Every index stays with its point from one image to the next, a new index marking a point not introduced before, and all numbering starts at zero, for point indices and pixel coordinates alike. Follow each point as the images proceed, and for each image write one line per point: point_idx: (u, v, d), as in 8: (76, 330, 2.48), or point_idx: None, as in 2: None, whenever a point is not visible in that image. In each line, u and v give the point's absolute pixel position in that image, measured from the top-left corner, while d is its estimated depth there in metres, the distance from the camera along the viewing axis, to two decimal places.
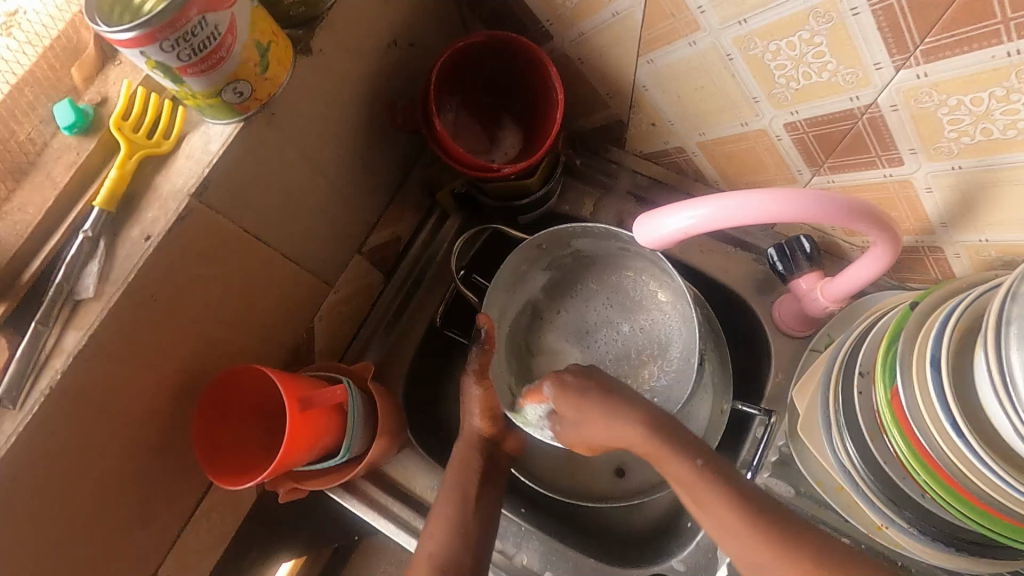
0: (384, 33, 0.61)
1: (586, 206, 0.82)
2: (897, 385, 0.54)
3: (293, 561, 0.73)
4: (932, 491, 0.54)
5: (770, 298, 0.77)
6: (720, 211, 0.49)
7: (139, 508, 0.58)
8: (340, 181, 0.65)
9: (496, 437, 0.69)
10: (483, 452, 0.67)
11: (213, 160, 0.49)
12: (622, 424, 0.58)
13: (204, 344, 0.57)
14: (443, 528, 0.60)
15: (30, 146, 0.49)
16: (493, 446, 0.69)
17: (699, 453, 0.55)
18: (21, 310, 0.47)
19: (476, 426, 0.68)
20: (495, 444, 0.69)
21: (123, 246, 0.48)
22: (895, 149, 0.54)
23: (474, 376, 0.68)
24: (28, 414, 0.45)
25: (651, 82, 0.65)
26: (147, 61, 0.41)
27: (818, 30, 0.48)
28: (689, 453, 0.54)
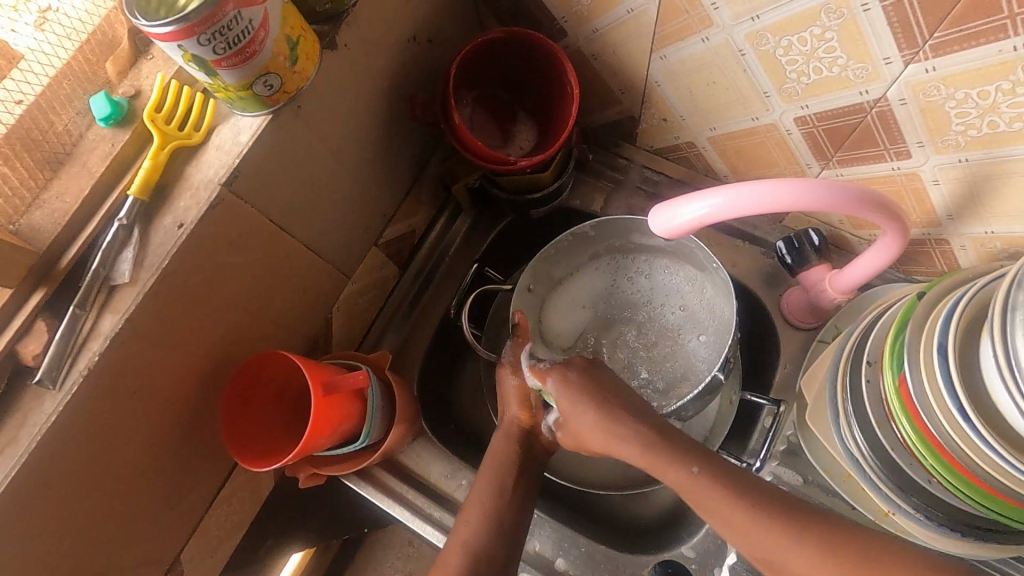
0: (404, 29, 0.63)
1: (597, 201, 0.84)
2: (905, 373, 0.55)
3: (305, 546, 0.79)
4: (939, 476, 0.55)
5: (778, 291, 0.79)
6: (736, 199, 0.50)
7: (166, 490, 0.59)
8: (360, 175, 0.67)
9: (535, 428, 0.68)
10: (524, 443, 0.66)
11: (242, 151, 0.51)
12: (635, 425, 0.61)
13: (230, 331, 0.59)
14: (478, 518, 0.59)
15: (67, 137, 0.50)
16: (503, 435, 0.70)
17: (695, 461, 0.55)
18: (57, 294, 0.49)
19: (516, 416, 0.68)
20: (534, 436, 0.68)
21: (157, 233, 0.50)
22: (903, 142, 0.55)
23: (510, 369, 0.68)
24: (68, 395, 0.47)
25: (663, 78, 0.67)
26: (184, 55, 0.43)
27: (829, 26, 0.50)
28: (684, 462, 0.55)
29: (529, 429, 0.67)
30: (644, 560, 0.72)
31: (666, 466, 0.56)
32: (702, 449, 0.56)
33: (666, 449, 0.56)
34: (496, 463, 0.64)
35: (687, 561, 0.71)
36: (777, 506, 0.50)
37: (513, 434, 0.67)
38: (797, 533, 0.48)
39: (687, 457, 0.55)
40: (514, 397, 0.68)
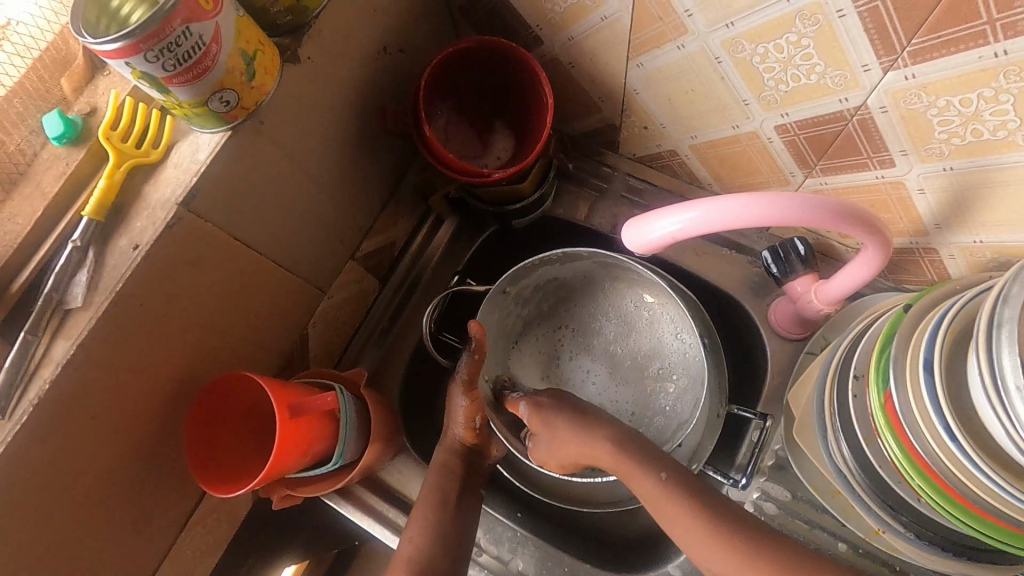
0: (373, 39, 0.62)
1: (580, 210, 0.82)
2: (891, 389, 0.54)
3: (296, 566, 0.76)
4: (927, 496, 0.54)
5: (766, 301, 0.77)
6: (711, 214, 0.49)
7: (132, 515, 0.58)
8: (331, 188, 0.66)
9: (479, 446, 0.69)
10: (465, 460, 0.67)
11: (200, 169, 0.49)
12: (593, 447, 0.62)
13: (196, 351, 0.57)
14: (420, 532, 0.60)
15: (20, 157, 0.49)
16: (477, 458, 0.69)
17: (663, 468, 0.58)
18: (10, 320, 0.48)
19: (459, 434, 0.68)
20: (477, 453, 0.69)
21: (112, 255, 0.48)
22: (886, 150, 0.54)
23: (462, 387, 0.68)
24: (18, 424, 0.45)
25: (641, 85, 0.65)
26: (133, 72, 0.42)
27: (805, 32, 0.48)
28: (654, 469, 0.58)
29: (472, 446, 0.68)
30: None
31: (636, 472, 0.59)
32: (656, 456, 0.60)
33: (638, 453, 0.60)
34: (440, 478, 0.65)
35: None
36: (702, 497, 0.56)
37: (454, 450, 0.68)
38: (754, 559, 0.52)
39: (655, 463, 0.59)
40: (461, 413, 0.68)
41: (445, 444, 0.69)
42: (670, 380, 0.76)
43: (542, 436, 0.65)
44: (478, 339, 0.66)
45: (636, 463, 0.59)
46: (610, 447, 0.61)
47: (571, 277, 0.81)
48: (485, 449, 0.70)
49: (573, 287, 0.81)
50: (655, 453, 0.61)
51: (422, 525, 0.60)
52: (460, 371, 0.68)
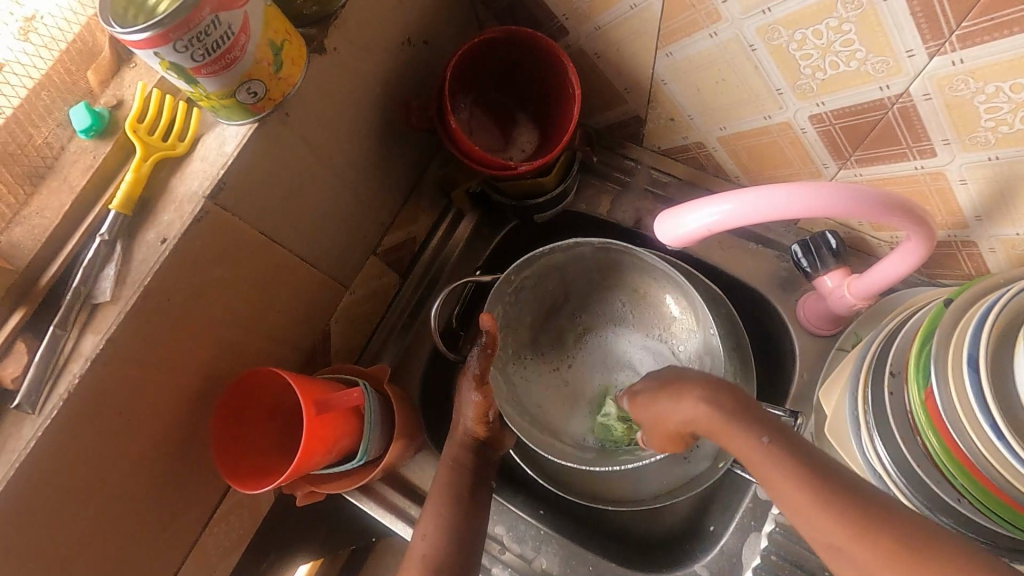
0: (397, 30, 0.61)
1: (602, 204, 0.81)
2: (932, 386, 0.52)
3: (311, 564, 0.77)
4: (970, 496, 0.52)
5: (794, 297, 0.75)
6: (748, 206, 0.47)
7: (158, 511, 0.58)
8: (355, 182, 0.65)
9: (491, 439, 0.68)
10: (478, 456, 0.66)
11: (227, 162, 0.49)
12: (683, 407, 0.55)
13: (222, 347, 0.57)
14: (433, 528, 0.59)
15: (48, 150, 0.49)
16: (487, 449, 0.68)
17: (767, 430, 0.47)
18: (39, 314, 0.47)
19: (470, 428, 0.67)
20: (488, 446, 0.68)
21: (140, 249, 0.48)
22: (927, 140, 0.52)
23: (472, 381, 0.66)
24: (47, 419, 0.45)
25: (670, 75, 0.64)
26: (162, 62, 0.41)
27: (846, 17, 0.46)
28: (754, 431, 0.48)
29: (482, 439, 0.67)
30: None
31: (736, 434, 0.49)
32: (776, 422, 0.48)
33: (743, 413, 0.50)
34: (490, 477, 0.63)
35: None
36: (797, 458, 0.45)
37: (468, 446, 0.67)
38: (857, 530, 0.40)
39: (761, 427, 0.48)
40: (473, 408, 0.66)
41: (455, 437, 0.68)
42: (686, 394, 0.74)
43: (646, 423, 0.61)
44: (490, 333, 0.64)
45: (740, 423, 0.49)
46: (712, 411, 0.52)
47: (572, 267, 0.78)
48: (497, 441, 0.69)
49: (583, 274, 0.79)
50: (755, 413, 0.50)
51: (434, 522, 0.59)
52: (470, 365, 0.67)
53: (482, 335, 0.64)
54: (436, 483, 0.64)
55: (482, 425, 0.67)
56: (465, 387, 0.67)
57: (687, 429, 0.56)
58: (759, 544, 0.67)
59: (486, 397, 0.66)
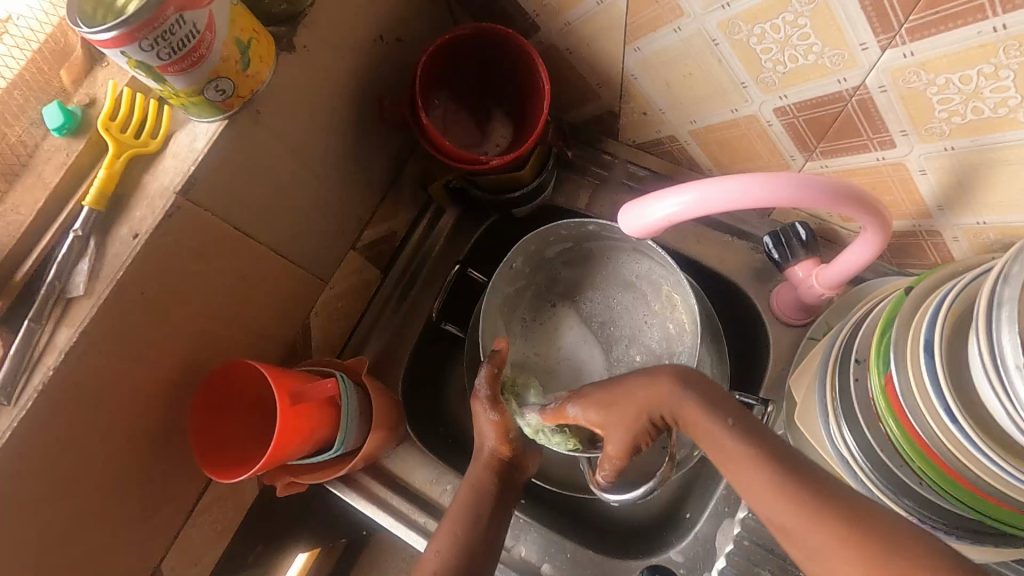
0: (370, 27, 0.62)
1: (581, 198, 0.83)
2: (892, 372, 0.53)
3: (309, 552, 0.76)
4: (929, 480, 0.53)
5: (769, 287, 0.77)
6: (709, 196, 0.48)
7: (138, 502, 0.59)
8: (332, 177, 0.66)
9: (514, 459, 0.67)
10: (500, 476, 0.65)
11: (198, 158, 0.50)
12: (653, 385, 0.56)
13: (201, 339, 0.58)
14: None
15: (22, 148, 0.50)
16: (514, 471, 0.66)
17: (731, 413, 0.51)
18: (14, 309, 0.48)
19: (493, 448, 0.66)
20: (514, 467, 0.66)
21: (113, 244, 0.49)
22: (886, 132, 0.53)
23: (486, 402, 0.66)
24: (22, 410, 0.46)
25: (639, 70, 0.65)
26: (129, 61, 0.42)
27: (801, 12, 0.48)
28: (721, 415, 0.52)
29: (507, 459, 0.66)
30: (631, 564, 0.71)
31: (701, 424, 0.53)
32: (732, 402, 0.53)
33: (708, 394, 0.53)
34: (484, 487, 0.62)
35: (675, 565, 0.70)
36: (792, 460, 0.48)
37: (493, 466, 0.65)
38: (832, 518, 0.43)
39: (723, 411, 0.52)
40: (490, 429, 0.66)
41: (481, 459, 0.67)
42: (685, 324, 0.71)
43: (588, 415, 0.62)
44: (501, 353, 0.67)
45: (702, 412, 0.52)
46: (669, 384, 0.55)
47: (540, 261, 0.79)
48: (521, 463, 0.67)
49: (562, 273, 0.80)
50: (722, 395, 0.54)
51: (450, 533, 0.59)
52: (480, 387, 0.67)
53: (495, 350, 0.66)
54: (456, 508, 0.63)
55: (501, 447, 0.66)
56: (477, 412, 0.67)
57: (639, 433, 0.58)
58: (733, 530, 0.69)
59: (501, 417, 0.66)
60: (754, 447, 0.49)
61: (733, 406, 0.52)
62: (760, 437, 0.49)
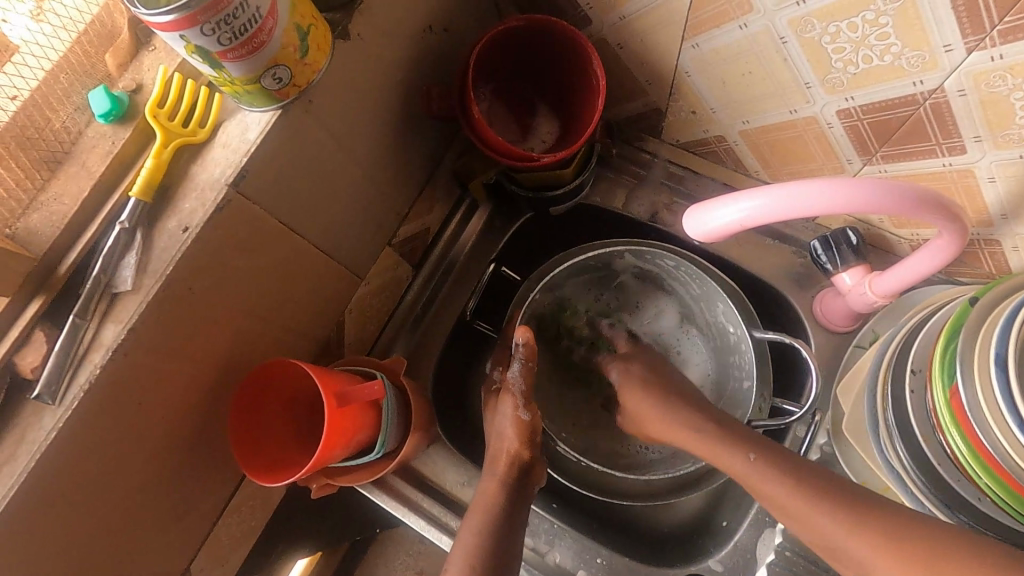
0: (419, 17, 0.59)
1: (617, 197, 0.81)
2: (957, 384, 0.52)
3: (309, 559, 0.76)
4: (993, 495, 0.52)
5: (811, 293, 0.75)
6: (785, 201, 0.46)
7: (175, 502, 0.57)
8: (375, 172, 0.64)
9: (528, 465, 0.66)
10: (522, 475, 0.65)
11: (250, 149, 0.48)
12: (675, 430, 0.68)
13: (242, 336, 0.56)
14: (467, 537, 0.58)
15: (65, 135, 0.48)
16: (525, 479, 0.65)
17: (751, 448, 0.61)
18: (57, 303, 0.46)
19: (507, 447, 0.66)
20: (526, 473, 0.66)
21: (161, 237, 0.47)
22: (958, 136, 0.51)
23: (514, 400, 0.69)
24: (68, 410, 0.44)
25: (694, 68, 0.63)
26: (187, 46, 0.40)
27: (884, 10, 0.46)
28: (741, 450, 0.61)
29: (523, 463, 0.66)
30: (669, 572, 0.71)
31: (725, 453, 0.63)
32: (754, 440, 0.62)
33: (728, 437, 0.63)
34: None
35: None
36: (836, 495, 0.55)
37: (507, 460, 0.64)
38: (869, 534, 0.52)
39: (741, 445, 0.62)
40: (512, 425, 0.67)
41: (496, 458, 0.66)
42: (730, 324, 0.74)
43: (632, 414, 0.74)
44: (528, 345, 0.69)
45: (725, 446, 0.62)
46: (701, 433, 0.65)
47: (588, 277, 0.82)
48: (532, 470, 0.67)
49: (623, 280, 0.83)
50: (742, 436, 0.63)
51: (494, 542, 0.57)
52: (515, 383, 0.70)
53: (521, 346, 0.69)
54: (466, 520, 0.61)
55: (520, 448, 0.66)
56: (505, 408, 0.69)
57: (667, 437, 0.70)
58: (773, 540, 0.68)
59: (529, 417, 0.68)
60: (772, 481, 0.58)
61: (754, 444, 0.62)
62: (779, 466, 0.59)
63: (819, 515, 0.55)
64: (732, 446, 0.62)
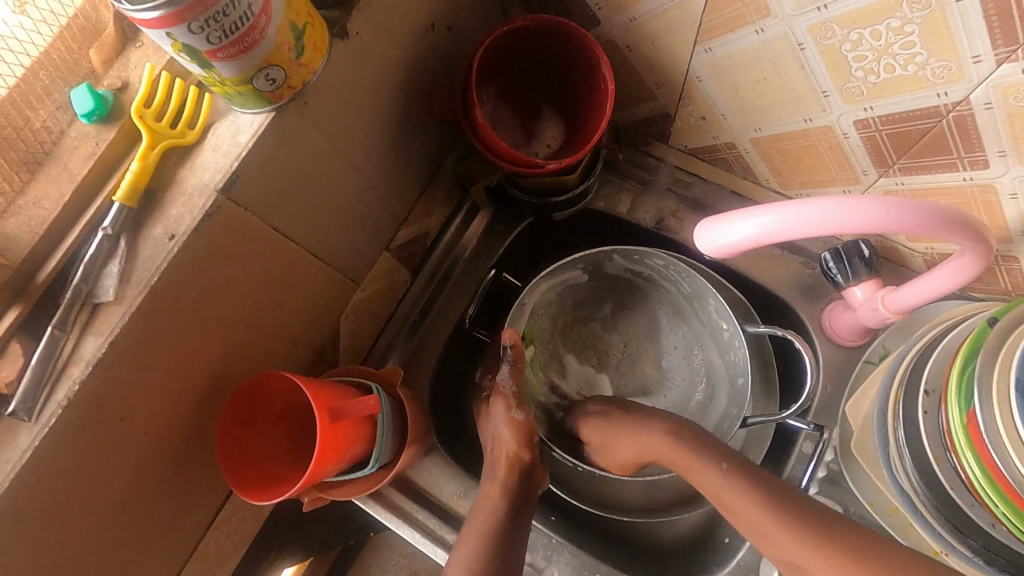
0: (422, 15, 0.57)
1: (622, 203, 0.78)
2: (975, 408, 0.50)
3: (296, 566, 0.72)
4: (1008, 523, 0.50)
5: (819, 305, 0.73)
6: (801, 220, 0.44)
7: (161, 515, 0.55)
8: (373, 175, 0.62)
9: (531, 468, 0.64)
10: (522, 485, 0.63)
11: (242, 153, 0.45)
12: (646, 434, 0.64)
13: (232, 346, 0.54)
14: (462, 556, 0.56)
15: (46, 135, 0.45)
16: (530, 480, 0.64)
17: (724, 458, 0.58)
18: (37, 312, 0.44)
19: (501, 454, 0.64)
20: (530, 476, 0.64)
21: (146, 245, 0.44)
22: (981, 151, 0.49)
23: (505, 401, 0.66)
24: (45, 427, 0.42)
25: (706, 73, 0.60)
26: (173, 44, 0.37)
27: (911, 18, 0.43)
28: (715, 458, 0.58)
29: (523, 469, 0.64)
30: None
31: (695, 463, 0.59)
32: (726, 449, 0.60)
33: (697, 444, 0.60)
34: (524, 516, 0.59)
35: None
36: (806, 511, 0.52)
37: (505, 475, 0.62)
38: (826, 544, 0.50)
39: (715, 455, 0.59)
40: (508, 427, 0.65)
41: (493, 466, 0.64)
42: (723, 320, 0.72)
43: (598, 444, 0.68)
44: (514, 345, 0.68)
45: (695, 453, 0.59)
46: (670, 440, 0.62)
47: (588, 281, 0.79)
48: (536, 472, 0.65)
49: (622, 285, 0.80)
50: (713, 444, 0.61)
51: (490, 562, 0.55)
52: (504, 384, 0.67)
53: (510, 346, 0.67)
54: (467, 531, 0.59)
55: (520, 450, 0.64)
56: (498, 411, 0.66)
57: (645, 458, 0.64)
58: None
59: (525, 417, 0.65)
60: (739, 490, 0.56)
61: (728, 455, 0.59)
62: (751, 476, 0.56)
63: (780, 528, 0.52)
64: (705, 453, 0.59)
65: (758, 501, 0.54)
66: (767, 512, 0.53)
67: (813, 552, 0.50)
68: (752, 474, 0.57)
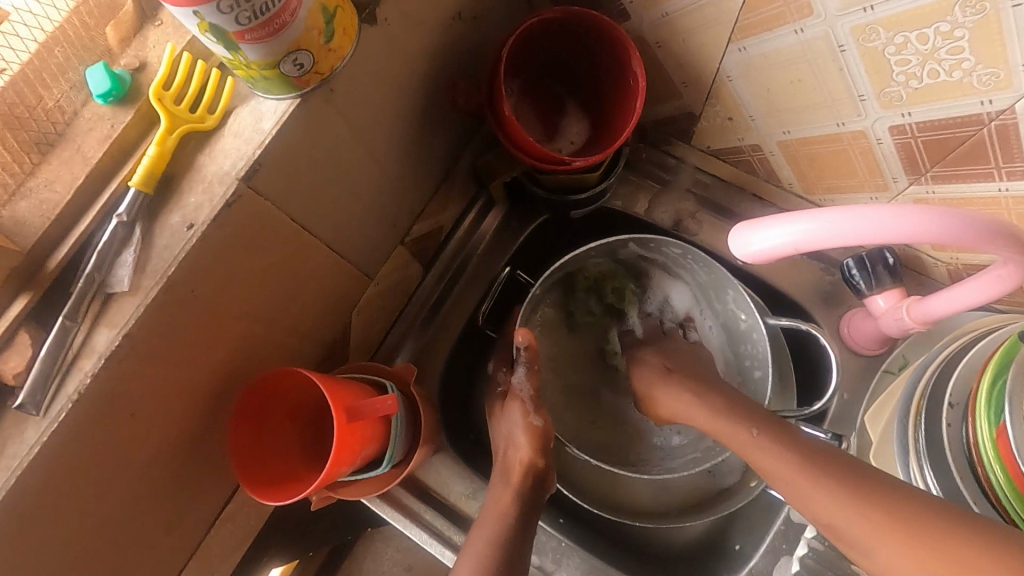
0: (450, 4, 0.55)
1: (640, 202, 0.77)
2: (1006, 421, 0.49)
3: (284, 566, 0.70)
4: None
5: (838, 312, 0.72)
6: (844, 227, 0.43)
7: (166, 512, 0.53)
8: (393, 166, 0.60)
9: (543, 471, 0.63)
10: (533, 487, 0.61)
11: (265, 141, 0.43)
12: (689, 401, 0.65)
13: (245, 339, 0.52)
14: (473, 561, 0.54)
15: (59, 114, 0.43)
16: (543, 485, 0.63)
17: (756, 423, 0.58)
18: (47, 301, 0.42)
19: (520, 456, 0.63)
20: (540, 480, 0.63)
21: (162, 233, 0.43)
22: (1020, 161, 0.48)
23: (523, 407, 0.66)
24: (54, 422, 0.40)
25: (738, 72, 0.59)
26: (200, 24, 0.35)
27: (962, 23, 0.42)
28: (745, 424, 0.58)
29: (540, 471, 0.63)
30: None
31: (729, 429, 0.60)
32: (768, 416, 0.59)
33: (736, 410, 0.61)
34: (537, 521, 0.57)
35: None
36: (862, 481, 0.51)
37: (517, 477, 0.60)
38: (869, 510, 0.49)
39: (751, 420, 0.59)
40: (524, 433, 0.64)
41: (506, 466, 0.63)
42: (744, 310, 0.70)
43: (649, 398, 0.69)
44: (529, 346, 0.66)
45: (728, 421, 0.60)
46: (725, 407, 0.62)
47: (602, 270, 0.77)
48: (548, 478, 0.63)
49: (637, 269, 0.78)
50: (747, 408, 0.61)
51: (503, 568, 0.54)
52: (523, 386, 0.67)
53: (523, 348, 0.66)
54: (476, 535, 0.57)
55: (533, 456, 0.63)
56: (514, 414, 0.66)
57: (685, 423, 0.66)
58: (791, 568, 0.65)
59: (541, 423, 0.65)
60: (784, 457, 0.55)
61: (761, 420, 0.59)
62: (785, 439, 0.56)
63: (845, 505, 0.51)
64: (743, 418, 0.59)
65: (800, 463, 0.54)
66: (805, 471, 0.53)
67: (855, 518, 0.50)
68: (786, 434, 0.57)
